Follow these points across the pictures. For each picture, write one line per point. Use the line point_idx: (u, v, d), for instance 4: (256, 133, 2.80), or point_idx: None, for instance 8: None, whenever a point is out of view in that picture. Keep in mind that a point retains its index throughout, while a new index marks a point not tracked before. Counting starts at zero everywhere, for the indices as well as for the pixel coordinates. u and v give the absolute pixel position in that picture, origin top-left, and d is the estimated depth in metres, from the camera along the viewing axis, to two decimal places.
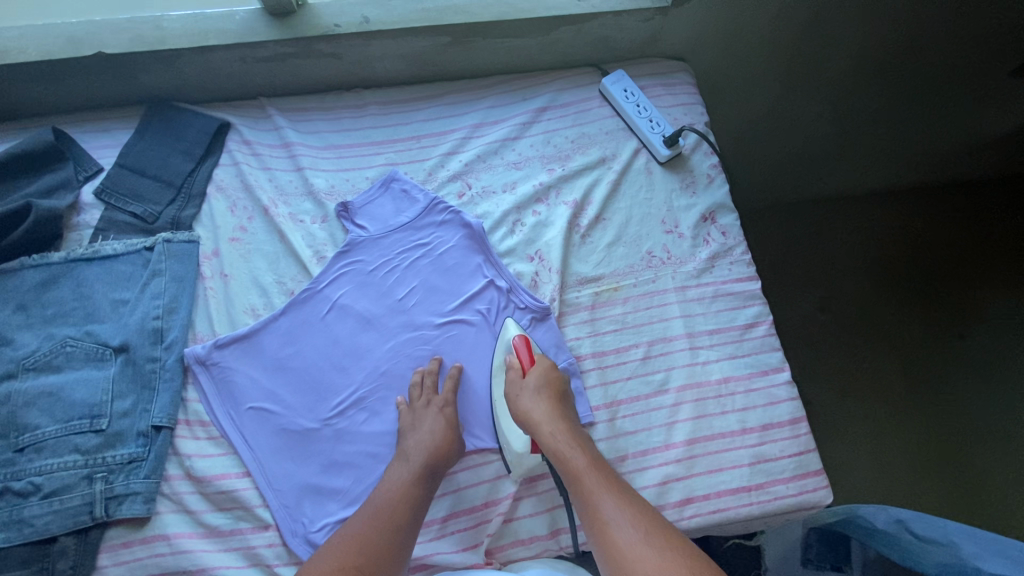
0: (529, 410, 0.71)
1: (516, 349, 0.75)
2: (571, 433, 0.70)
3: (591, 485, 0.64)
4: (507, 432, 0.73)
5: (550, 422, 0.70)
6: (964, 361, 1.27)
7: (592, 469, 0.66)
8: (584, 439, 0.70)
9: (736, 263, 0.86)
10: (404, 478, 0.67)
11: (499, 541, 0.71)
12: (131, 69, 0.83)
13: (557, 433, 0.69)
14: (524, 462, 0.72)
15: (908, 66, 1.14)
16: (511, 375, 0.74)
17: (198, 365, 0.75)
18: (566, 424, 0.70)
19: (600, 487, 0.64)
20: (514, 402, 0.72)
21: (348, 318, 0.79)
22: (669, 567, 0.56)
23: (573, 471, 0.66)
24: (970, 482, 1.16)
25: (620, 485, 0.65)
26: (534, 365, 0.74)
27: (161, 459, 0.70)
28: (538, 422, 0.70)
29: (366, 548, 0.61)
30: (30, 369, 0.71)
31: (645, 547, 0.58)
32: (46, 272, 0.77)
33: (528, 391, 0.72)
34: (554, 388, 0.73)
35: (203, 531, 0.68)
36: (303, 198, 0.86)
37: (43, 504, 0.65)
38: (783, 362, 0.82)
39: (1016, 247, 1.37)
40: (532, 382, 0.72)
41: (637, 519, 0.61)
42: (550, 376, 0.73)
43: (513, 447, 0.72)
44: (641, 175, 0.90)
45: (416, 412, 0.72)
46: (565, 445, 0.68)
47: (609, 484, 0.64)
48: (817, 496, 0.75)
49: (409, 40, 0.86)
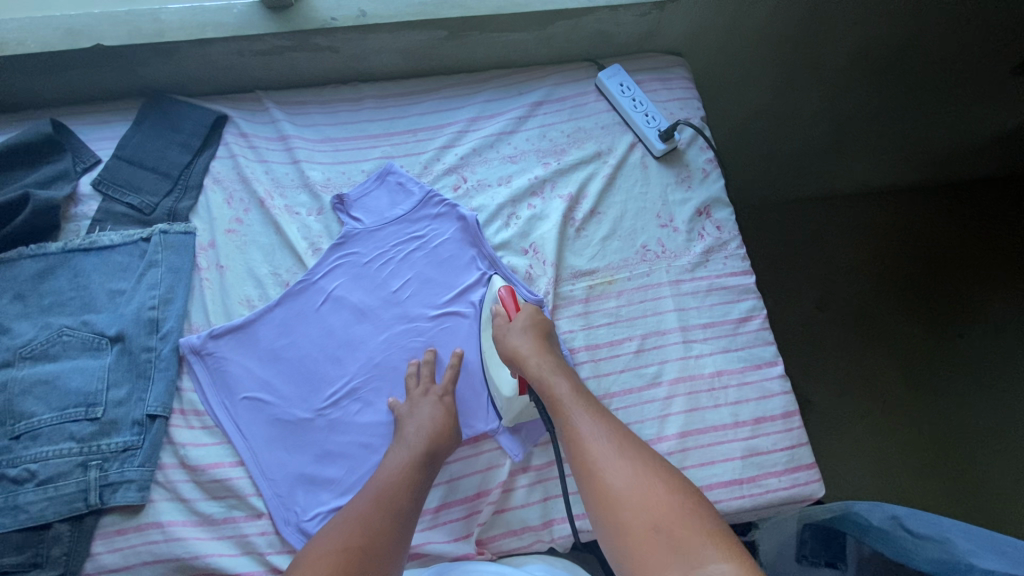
0: (518, 348, 0.72)
1: (501, 298, 0.76)
2: (556, 362, 0.71)
3: (571, 408, 0.67)
4: (495, 378, 0.74)
5: (537, 356, 0.71)
6: (962, 358, 1.27)
7: (573, 395, 0.68)
8: (567, 369, 0.72)
9: (730, 258, 0.86)
10: (404, 463, 0.67)
11: (490, 531, 0.71)
12: (129, 61, 0.83)
13: (544, 364, 0.70)
14: (513, 406, 0.73)
15: (907, 63, 1.13)
16: (499, 321, 0.76)
17: (193, 355, 0.75)
18: (552, 356, 0.72)
19: (580, 409, 0.66)
20: (501, 342, 0.73)
21: (343, 309, 0.80)
22: (638, 477, 0.59)
23: (555, 396, 0.68)
24: (967, 481, 1.16)
25: (599, 408, 0.68)
26: (520, 312, 0.75)
27: (156, 447, 0.70)
28: (524, 357, 0.71)
29: (369, 530, 0.61)
30: (26, 357, 0.72)
31: (618, 459, 0.61)
32: (44, 262, 0.77)
33: (516, 332, 0.73)
34: (541, 330, 0.74)
35: (196, 519, 0.69)
36: (299, 190, 0.86)
37: (38, 491, 0.66)
38: (776, 356, 0.82)
39: (1016, 246, 1.37)
40: (519, 325, 0.74)
41: (612, 436, 0.63)
42: (537, 320, 0.74)
43: (502, 392, 0.73)
44: (636, 170, 0.90)
45: (414, 399, 0.72)
46: (548, 372, 0.70)
47: (589, 408, 0.66)
48: (809, 489, 0.75)
49: (406, 34, 0.87)
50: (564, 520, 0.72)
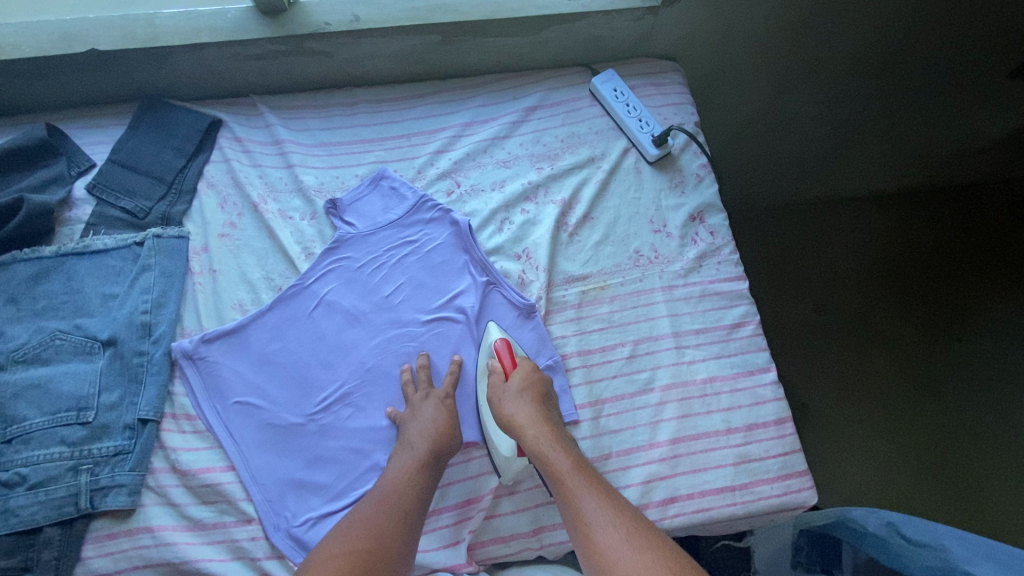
0: (513, 415, 0.70)
1: (498, 351, 0.75)
2: (554, 433, 0.70)
3: (573, 485, 0.64)
4: (493, 436, 0.72)
5: (534, 426, 0.69)
6: (961, 362, 1.27)
7: (574, 470, 0.66)
8: (565, 439, 0.70)
9: (724, 263, 0.86)
10: (408, 466, 0.67)
11: (482, 537, 0.71)
12: (124, 65, 0.84)
13: (541, 435, 0.69)
14: (512, 465, 0.72)
15: (904, 69, 1.14)
16: (494, 378, 0.74)
17: (185, 359, 0.75)
18: (550, 426, 0.70)
19: (583, 488, 0.64)
20: (496, 406, 0.72)
21: (335, 314, 0.80)
22: (650, 568, 0.57)
23: (556, 473, 0.66)
24: (966, 484, 1.15)
25: (602, 485, 0.66)
26: (516, 368, 0.74)
27: (147, 452, 0.71)
28: (522, 427, 0.69)
29: (376, 533, 0.61)
30: (19, 361, 0.72)
31: (629, 547, 0.59)
32: (37, 266, 0.78)
33: (511, 394, 0.72)
34: (537, 390, 0.72)
35: (187, 524, 0.69)
36: (292, 194, 0.86)
37: (29, 495, 0.66)
38: (769, 362, 0.81)
39: (1016, 250, 1.36)
40: (514, 386, 0.72)
41: (619, 520, 0.61)
42: (533, 378, 0.73)
43: (500, 451, 0.72)
44: (629, 174, 0.90)
45: (414, 403, 0.72)
46: (548, 447, 0.68)
47: (592, 488, 0.64)
48: (801, 496, 0.74)
49: (400, 39, 0.87)
50: (555, 526, 0.72)
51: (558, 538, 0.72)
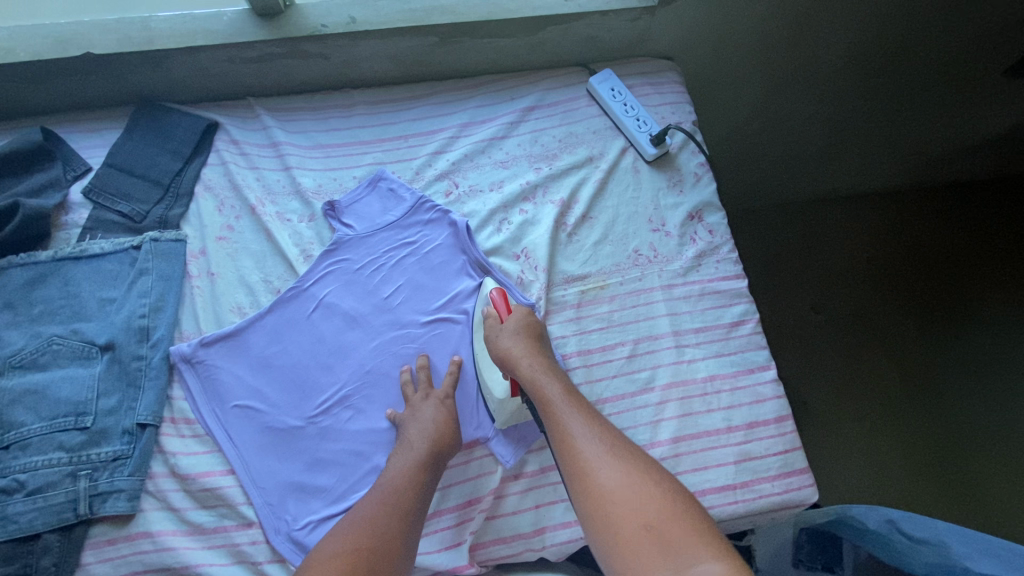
0: (509, 349, 0.70)
1: (494, 300, 0.76)
2: (547, 363, 0.70)
3: (562, 406, 0.65)
4: (488, 380, 0.74)
5: (529, 357, 0.69)
6: (959, 359, 1.27)
7: (564, 394, 0.66)
8: (557, 369, 0.70)
9: (723, 262, 0.86)
10: (409, 465, 0.67)
11: (483, 538, 0.71)
12: (120, 69, 0.83)
13: (535, 365, 0.69)
14: (506, 408, 0.73)
15: (900, 67, 1.14)
16: (490, 322, 0.75)
17: (184, 364, 0.75)
18: (543, 357, 0.70)
19: (572, 409, 0.64)
20: (494, 343, 0.72)
21: (334, 316, 0.79)
22: (632, 480, 0.57)
23: (546, 396, 0.66)
24: (964, 480, 1.15)
25: (590, 408, 0.66)
26: (511, 313, 0.74)
27: (146, 457, 0.70)
28: (516, 358, 0.69)
29: (378, 531, 0.61)
30: (16, 366, 0.72)
31: (610, 460, 0.59)
32: (34, 271, 0.77)
33: (507, 333, 0.72)
34: (533, 332, 0.73)
35: (186, 529, 0.68)
36: (290, 197, 0.86)
37: (27, 502, 0.65)
38: (769, 360, 0.81)
39: (1015, 249, 1.36)
40: (510, 326, 0.73)
41: (604, 437, 0.61)
42: (529, 322, 0.73)
43: (495, 394, 0.73)
44: (628, 174, 0.90)
45: (414, 404, 0.72)
46: (540, 373, 0.68)
47: (581, 411, 0.64)
48: (803, 494, 0.74)
49: (396, 40, 0.87)
50: (557, 526, 0.72)
51: (560, 538, 0.71)
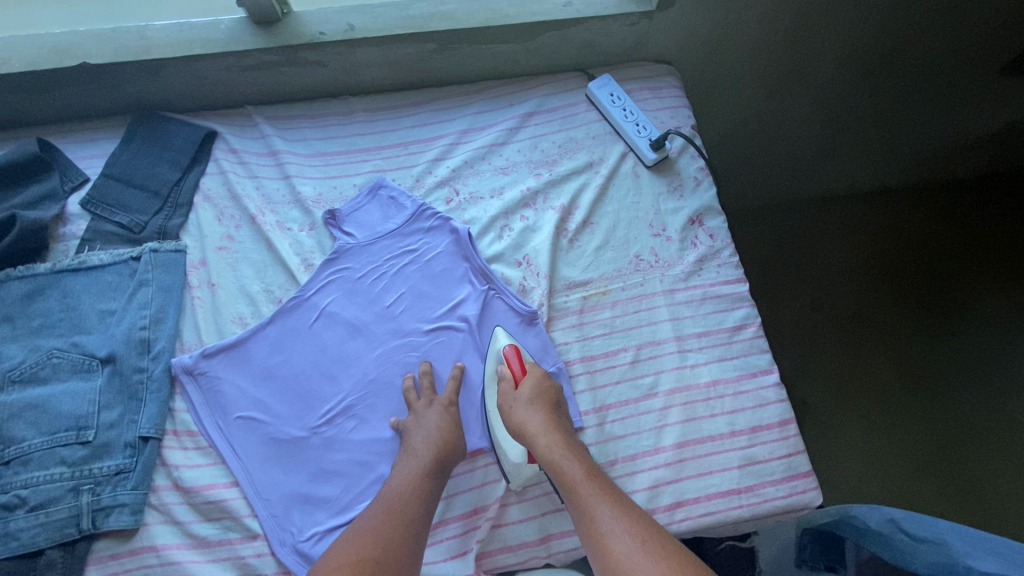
0: (525, 422, 0.69)
1: (506, 356, 0.75)
2: (566, 441, 0.69)
3: (587, 494, 0.64)
4: (503, 442, 0.72)
5: (546, 434, 0.68)
6: (955, 356, 1.28)
7: (588, 480, 0.65)
8: (578, 447, 0.69)
9: (724, 266, 0.86)
10: (412, 473, 0.67)
11: (489, 547, 0.71)
12: (116, 78, 0.83)
13: (553, 444, 0.68)
14: (523, 472, 0.71)
15: (895, 68, 1.15)
16: (503, 386, 0.74)
17: (185, 375, 0.75)
18: (562, 435, 0.69)
19: (598, 498, 0.63)
20: (508, 415, 0.71)
21: (336, 325, 0.79)
22: None
23: (570, 483, 0.65)
24: (963, 477, 1.16)
25: (617, 494, 0.64)
26: (525, 376, 0.73)
27: (149, 470, 0.70)
28: (533, 434, 0.68)
29: (380, 541, 0.61)
30: (16, 381, 0.71)
31: (644, 556, 0.58)
32: (32, 283, 0.77)
33: (522, 404, 0.71)
34: (547, 399, 0.72)
35: (191, 542, 0.68)
36: (290, 206, 0.85)
37: (29, 517, 0.65)
38: (771, 363, 0.82)
39: (1008, 245, 1.38)
40: (525, 395, 0.71)
41: (635, 529, 0.60)
42: (543, 387, 0.72)
43: (512, 459, 0.71)
44: (628, 179, 0.90)
45: (418, 411, 0.72)
46: (560, 455, 0.67)
47: (605, 496, 0.64)
48: (806, 497, 0.75)
49: (395, 47, 0.86)
50: (563, 534, 0.72)
51: (565, 545, 0.71)
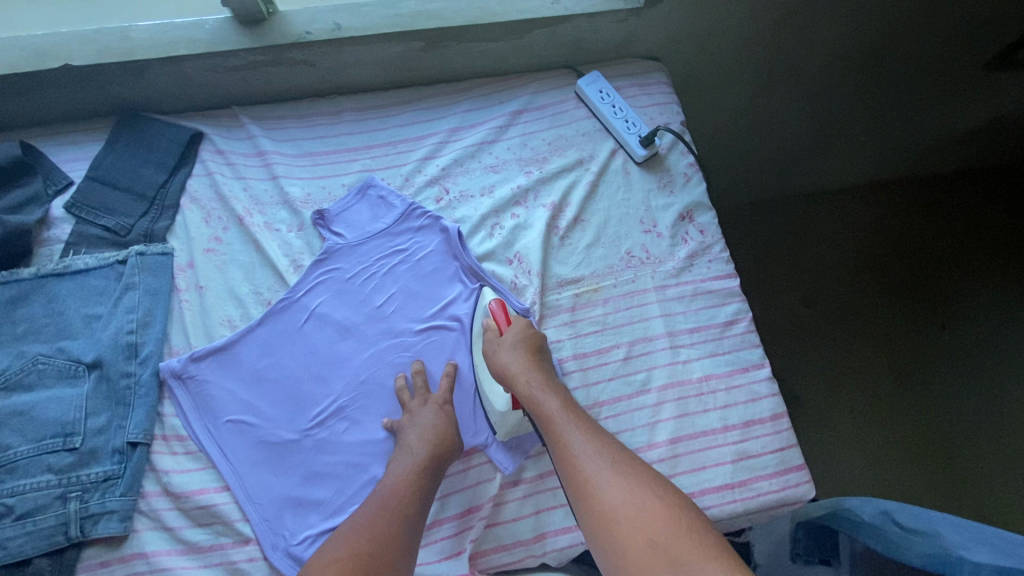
0: (507, 364, 0.71)
1: (493, 312, 0.76)
2: (546, 379, 0.70)
3: (563, 422, 0.65)
4: (489, 393, 0.74)
5: (527, 372, 0.69)
6: (946, 349, 1.29)
7: (565, 410, 0.66)
8: (557, 384, 0.70)
9: (714, 261, 0.87)
10: (407, 470, 0.66)
11: (484, 547, 0.71)
12: (100, 80, 0.82)
13: (532, 381, 0.69)
14: (507, 422, 0.72)
15: (882, 63, 1.15)
16: (489, 335, 0.75)
17: (174, 379, 0.74)
18: (542, 373, 0.70)
19: (573, 425, 0.64)
20: (492, 358, 0.72)
21: (327, 326, 0.78)
22: (635, 494, 0.57)
23: (547, 413, 0.66)
24: (955, 469, 1.17)
25: (591, 424, 0.66)
26: (511, 325, 0.75)
27: (138, 476, 0.69)
28: (514, 375, 0.69)
29: (377, 535, 0.60)
30: (0, 389, 0.70)
31: (614, 476, 0.59)
32: (16, 289, 0.75)
33: (506, 347, 0.72)
34: (531, 344, 0.73)
35: (182, 548, 0.67)
36: (278, 207, 0.85)
37: (16, 526, 0.64)
38: (763, 358, 0.82)
39: (998, 238, 1.39)
40: (509, 339, 0.73)
41: (607, 452, 0.62)
42: (528, 334, 0.73)
43: (496, 407, 0.73)
44: (618, 175, 0.90)
45: (412, 409, 0.72)
46: (538, 390, 0.68)
47: (581, 425, 0.65)
48: (799, 491, 0.75)
49: (383, 46, 0.86)
50: (557, 531, 0.72)
51: (560, 543, 0.71)
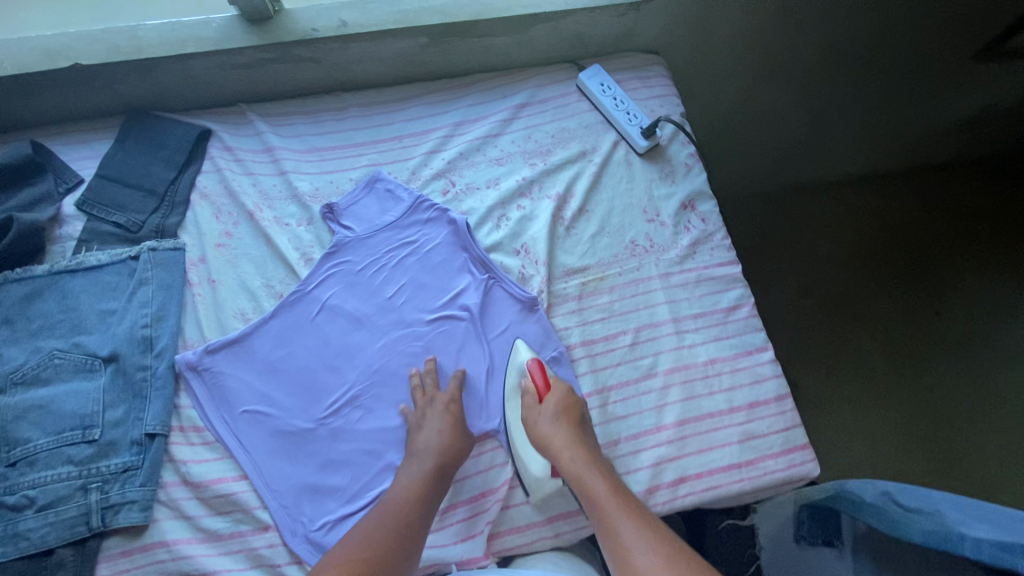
0: (550, 437, 0.70)
1: (530, 371, 0.75)
2: (592, 457, 0.69)
3: (612, 510, 0.63)
4: (524, 456, 0.73)
5: (571, 449, 0.69)
6: (940, 336, 1.31)
7: (613, 495, 0.64)
8: (604, 465, 0.69)
9: (717, 249, 0.89)
10: (413, 480, 0.68)
11: (499, 528, 0.72)
12: (109, 79, 0.83)
13: (578, 458, 0.68)
14: (543, 487, 0.71)
15: (874, 55, 1.18)
16: (528, 400, 0.74)
17: (190, 371, 0.75)
18: (587, 450, 0.69)
19: (622, 513, 0.62)
20: (532, 428, 0.72)
21: (339, 318, 0.80)
22: None
23: (595, 498, 0.64)
24: (951, 452, 1.20)
25: (643, 513, 0.63)
26: (550, 391, 0.73)
27: (156, 467, 0.70)
28: (557, 449, 0.69)
29: (376, 542, 0.61)
30: (18, 383, 0.71)
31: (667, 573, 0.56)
32: (30, 286, 0.76)
33: (547, 418, 0.71)
34: (572, 414, 0.72)
35: (202, 536, 0.69)
36: (287, 201, 0.86)
37: (38, 517, 0.65)
38: (766, 342, 0.84)
39: (996, 234, 1.41)
40: (549, 408, 0.72)
41: (658, 543, 0.59)
42: (568, 401, 0.72)
43: (533, 471, 0.72)
44: (621, 167, 0.92)
45: (422, 411, 0.73)
46: (585, 471, 0.67)
47: (630, 510, 0.63)
48: (804, 469, 0.77)
49: (388, 42, 0.87)
50: (569, 514, 0.73)
51: (574, 524, 0.73)
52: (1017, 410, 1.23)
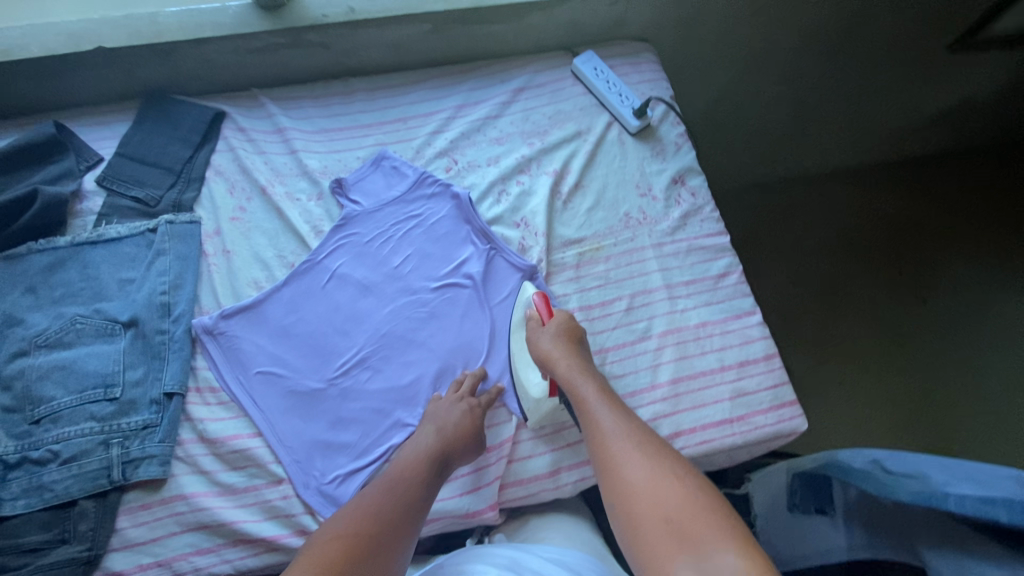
0: (550, 351, 0.75)
1: (535, 304, 0.81)
2: (585, 366, 0.74)
3: (596, 406, 0.69)
4: (525, 380, 0.78)
5: (567, 359, 0.74)
6: (928, 320, 1.36)
7: (600, 394, 0.70)
8: (594, 372, 0.74)
9: (706, 221, 0.93)
10: (418, 458, 0.69)
11: (504, 481, 0.76)
12: (131, 62, 0.87)
13: (572, 366, 0.73)
14: (541, 408, 0.76)
15: (853, 46, 1.24)
16: (532, 324, 0.80)
17: (206, 335, 0.78)
18: (581, 361, 0.74)
19: (606, 408, 0.68)
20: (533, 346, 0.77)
21: (347, 286, 0.84)
22: (656, 473, 0.60)
23: (582, 397, 0.70)
24: (940, 429, 1.24)
25: (625, 410, 0.69)
26: (553, 317, 0.79)
27: (174, 424, 0.73)
28: (555, 359, 0.74)
29: (378, 516, 0.62)
30: (41, 346, 0.74)
31: (638, 454, 0.62)
32: (53, 256, 0.80)
33: (547, 335, 0.76)
34: (571, 334, 0.77)
35: (218, 489, 0.71)
36: (298, 177, 0.90)
37: (62, 470, 0.68)
38: (754, 306, 0.88)
39: (979, 223, 1.46)
40: (550, 330, 0.77)
41: (634, 433, 0.65)
42: (568, 325, 0.77)
43: (531, 394, 0.77)
44: (614, 145, 0.97)
45: (448, 400, 0.74)
46: (578, 376, 0.72)
47: (613, 407, 0.69)
48: (793, 424, 0.81)
49: (393, 27, 0.92)
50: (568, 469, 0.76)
51: (574, 477, 0.76)
52: (1003, 388, 1.27)
